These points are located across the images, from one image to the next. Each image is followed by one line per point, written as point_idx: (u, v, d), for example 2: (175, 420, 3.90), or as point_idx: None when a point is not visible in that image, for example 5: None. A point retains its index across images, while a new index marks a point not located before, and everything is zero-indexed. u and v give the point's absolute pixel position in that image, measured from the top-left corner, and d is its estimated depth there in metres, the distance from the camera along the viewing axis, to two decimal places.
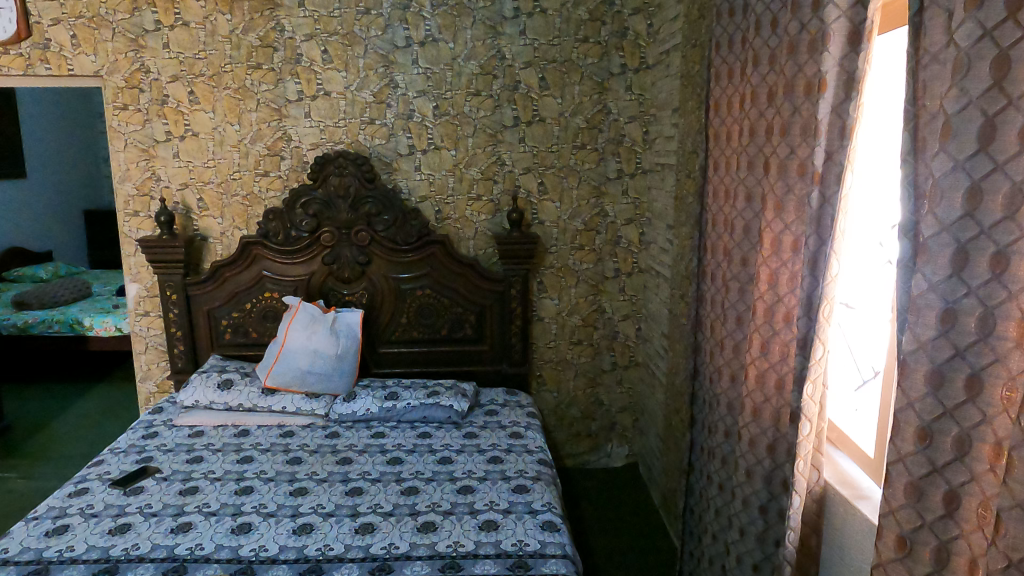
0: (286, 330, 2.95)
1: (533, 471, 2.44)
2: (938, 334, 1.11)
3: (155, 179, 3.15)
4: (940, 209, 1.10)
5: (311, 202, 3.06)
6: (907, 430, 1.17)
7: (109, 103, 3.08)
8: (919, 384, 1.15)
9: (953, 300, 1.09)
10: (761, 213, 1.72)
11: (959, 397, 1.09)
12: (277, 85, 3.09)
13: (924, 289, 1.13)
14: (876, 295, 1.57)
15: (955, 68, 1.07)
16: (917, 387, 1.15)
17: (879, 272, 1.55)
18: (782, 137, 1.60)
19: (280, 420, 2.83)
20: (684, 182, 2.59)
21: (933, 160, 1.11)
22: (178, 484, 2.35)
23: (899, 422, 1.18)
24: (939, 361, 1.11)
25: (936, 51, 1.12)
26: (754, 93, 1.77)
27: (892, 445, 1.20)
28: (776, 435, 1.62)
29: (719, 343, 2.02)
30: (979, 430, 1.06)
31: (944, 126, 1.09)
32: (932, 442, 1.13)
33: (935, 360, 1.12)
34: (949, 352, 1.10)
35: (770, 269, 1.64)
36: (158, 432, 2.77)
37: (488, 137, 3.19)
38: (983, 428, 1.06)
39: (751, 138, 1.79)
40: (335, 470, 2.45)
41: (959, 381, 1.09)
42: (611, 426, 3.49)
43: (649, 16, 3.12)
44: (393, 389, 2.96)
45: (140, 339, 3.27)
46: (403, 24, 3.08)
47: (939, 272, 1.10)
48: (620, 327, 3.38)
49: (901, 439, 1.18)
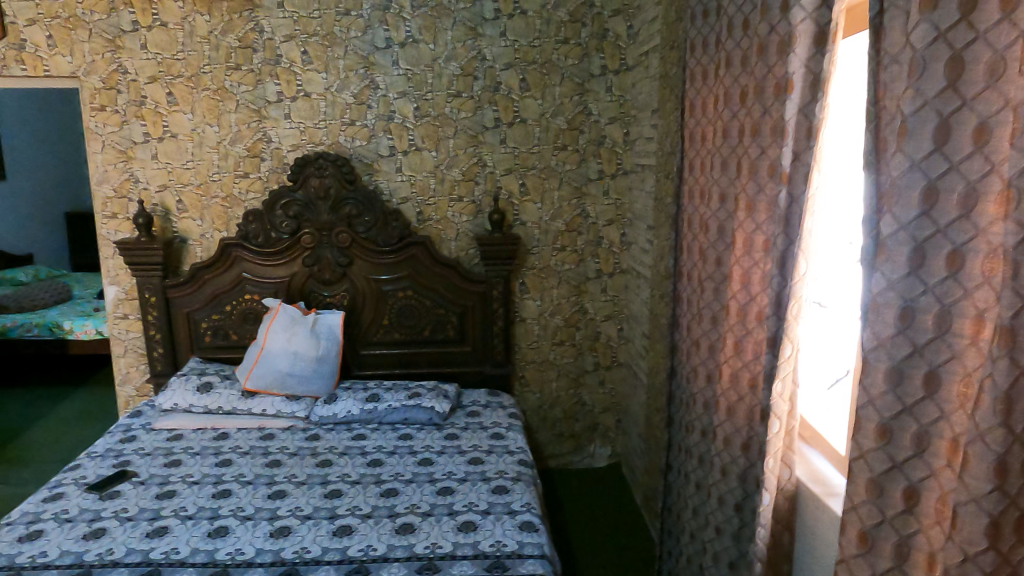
0: (266, 332, 2.93)
1: (513, 472, 2.44)
2: (898, 331, 1.13)
3: (134, 180, 3.13)
4: (899, 208, 1.11)
5: (291, 204, 3.04)
6: (868, 426, 1.18)
7: (86, 104, 3.05)
8: (880, 382, 1.16)
9: (911, 298, 1.10)
10: (734, 213, 1.73)
11: (918, 394, 1.10)
12: (257, 86, 3.08)
13: (883, 287, 1.15)
14: (847, 294, 1.59)
15: (911, 70, 1.08)
16: (878, 384, 1.16)
17: (850, 272, 1.56)
18: (752, 138, 1.62)
19: (260, 422, 2.82)
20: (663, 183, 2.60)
21: (893, 160, 1.13)
22: (155, 488, 2.33)
23: (861, 419, 1.20)
24: (898, 358, 1.13)
25: (895, 53, 1.13)
26: (727, 95, 1.79)
27: (855, 442, 1.21)
28: (749, 434, 1.63)
29: (695, 342, 2.03)
30: (937, 426, 1.08)
31: (902, 127, 1.11)
32: (892, 438, 1.14)
33: (894, 357, 1.13)
34: (907, 350, 1.11)
35: (743, 269, 1.65)
36: (136, 435, 2.74)
37: (470, 138, 3.20)
38: (941, 424, 1.08)
39: (725, 139, 1.80)
40: (314, 473, 2.44)
41: (918, 378, 1.10)
42: (594, 426, 3.50)
43: (628, 18, 3.14)
44: (375, 391, 2.96)
45: (119, 342, 3.24)
46: (383, 25, 3.08)
47: (898, 270, 1.12)
48: (603, 327, 3.39)
49: (863, 436, 1.19)
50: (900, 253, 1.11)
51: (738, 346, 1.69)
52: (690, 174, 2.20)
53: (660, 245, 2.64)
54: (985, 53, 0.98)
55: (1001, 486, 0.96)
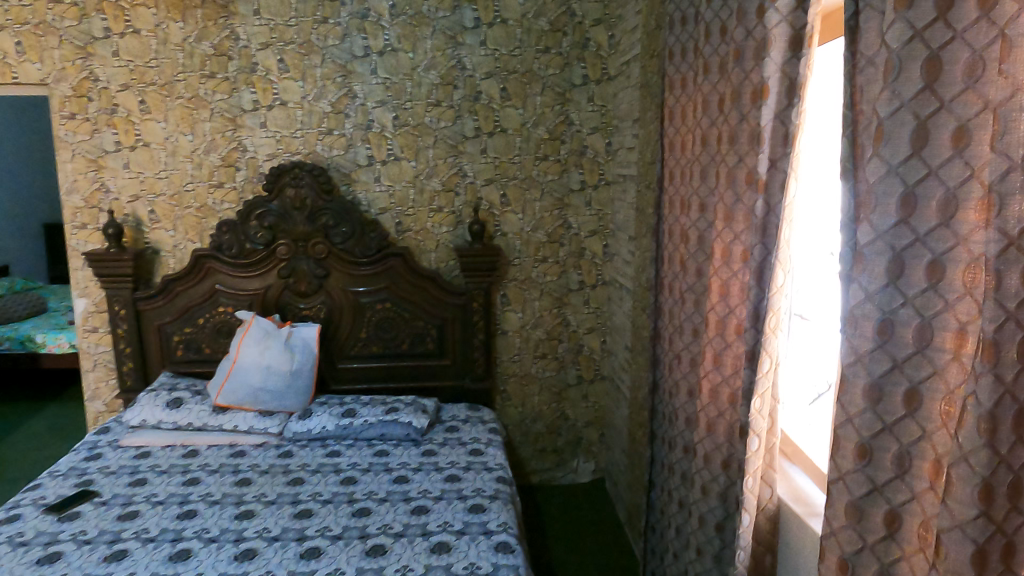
0: (238, 346, 2.84)
1: (491, 489, 2.37)
2: (876, 346, 1.08)
3: (104, 190, 3.05)
4: (875, 216, 1.07)
5: (266, 214, 2.97)
6: (846, 446, 1.13)
7: (56, 112, 2.98)
8: (858, 399, 1.11)
9: (890, 310, 1.06)
10: (713, 223, 1.69)
11: (898, 412, 1.05)
12: (232, 94, 3.02)
13: (861, 299, 1.10)
14: (827, 306, 1.54)
15: (887, 71, 1.04)
16: (856, 402, 1.11)
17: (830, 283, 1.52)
18: (730, 145, 1.57)
19: (231, 439, 2.73)
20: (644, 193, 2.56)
21: (868, 165, 1.08)
22: (117, 509, 2.24)
23: (838, 438, 1.15)
24: (877, 374, 1.08)
25: (872, 55, 1.09)
26: (704, 102, 1.75)
27: (833, 462, 1.16)
28: (730, 451, 1.58)
29: (676, 356, 1.98)
30: (919, 446, 1.04)
31: (878, 130, 1.06)
32: (872, 459, 1.09)
33: (873, 373, 1.08)
34: (887, 365, 1.07)
35: (721, 280, 1.60)
36: (102, 453, 2.65)
37: (449, 148, 3.15)
38: (923, 445, 1.03)
39: (704, 147, 1.76)
40: (285, 491, 2.36)
41: (898, 396, 1.05)
42: (577, 441, 3.43)
43: (610, 27, 3.11)
44: (351, 406, 2.89)
45: (88, 356, 3.15)
46: (361, 33, 3.03)
47: (876, 280, 1.07)
48: (585, 340, 3.34)
49: (842, 456, 1.15)
50: (878, 262, 1.07)
51: (717, 361, 1.64)
52: (670, 184, 2.16)
53: (642, 256, 2.59)
54: (963, 53, 0.94)
55: (987, 511, 0.91)
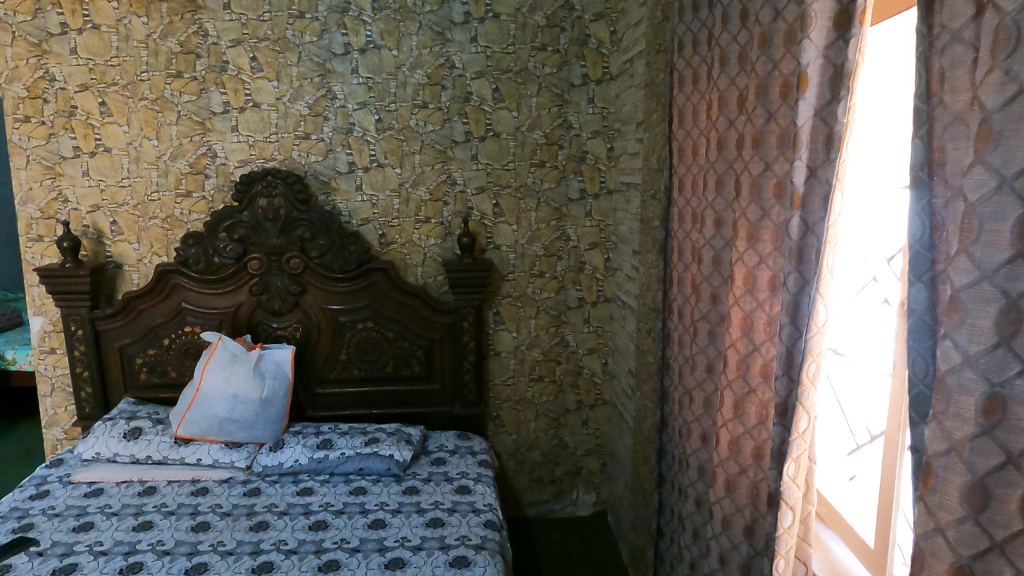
0: (201, 371, 2.58)
1: (477, 538, 2.11)
2: (981, 431, 0.89)
3: (62, 199, 2.81)
4: (981, 248, 0.89)
5: (237, 226, 2.72)
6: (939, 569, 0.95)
7: (9, 115, 2.74)
8: (955, 504, 0.92)
9: (1001, 382, 0.86)
10: (732, 243, 1.43)
11: (1015, 526, 0.85)
12: (200, 95, 2.78)
13: (956, 363, 0.92)
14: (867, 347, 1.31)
15: (999, 44, 0.85)
16: (952, 507, 0.92)
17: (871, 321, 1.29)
18: (754, 151, 1.32)
19: (194, 474, 2.48)
20: (649, 204, 2.30)
21: (969, 172, 0.90)
22: (54, 561, 1.99)
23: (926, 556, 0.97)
24: (981, 473, 0.88)
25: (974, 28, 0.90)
26: (722, 101, 1.49)
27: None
28: (754, 518, 1.32)
29: (688, 393, 1.72)
30: None
31: (985, 127, 0.88)
32: None
33: (975, 470, 0.89)
34: (998, 459, 0.87)
35: (743, 312, 1.34)
36: (50, 490, 2.39)
37: (438, 153, 2.90)
38: None
39: (721, 153, 1.51)
40: (245, 539, 2.11)
41: (1014, 504, 0.85)
42: (577, 470, 3.17)
43: (612, 23, 2.86)
44: (327, 436, 2.63)
45: (45, 380, 2.90)
46: (341, 29, 2.79)
47: (980, 339, 0.89)
48: (586, 361, 3.08)
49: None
50: (988, 314, 0.87)
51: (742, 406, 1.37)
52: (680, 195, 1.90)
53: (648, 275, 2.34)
54: None
55: None
